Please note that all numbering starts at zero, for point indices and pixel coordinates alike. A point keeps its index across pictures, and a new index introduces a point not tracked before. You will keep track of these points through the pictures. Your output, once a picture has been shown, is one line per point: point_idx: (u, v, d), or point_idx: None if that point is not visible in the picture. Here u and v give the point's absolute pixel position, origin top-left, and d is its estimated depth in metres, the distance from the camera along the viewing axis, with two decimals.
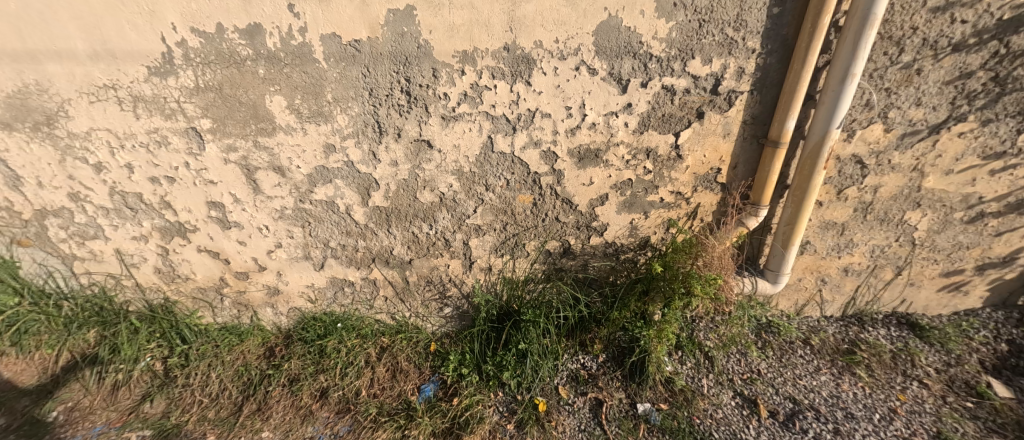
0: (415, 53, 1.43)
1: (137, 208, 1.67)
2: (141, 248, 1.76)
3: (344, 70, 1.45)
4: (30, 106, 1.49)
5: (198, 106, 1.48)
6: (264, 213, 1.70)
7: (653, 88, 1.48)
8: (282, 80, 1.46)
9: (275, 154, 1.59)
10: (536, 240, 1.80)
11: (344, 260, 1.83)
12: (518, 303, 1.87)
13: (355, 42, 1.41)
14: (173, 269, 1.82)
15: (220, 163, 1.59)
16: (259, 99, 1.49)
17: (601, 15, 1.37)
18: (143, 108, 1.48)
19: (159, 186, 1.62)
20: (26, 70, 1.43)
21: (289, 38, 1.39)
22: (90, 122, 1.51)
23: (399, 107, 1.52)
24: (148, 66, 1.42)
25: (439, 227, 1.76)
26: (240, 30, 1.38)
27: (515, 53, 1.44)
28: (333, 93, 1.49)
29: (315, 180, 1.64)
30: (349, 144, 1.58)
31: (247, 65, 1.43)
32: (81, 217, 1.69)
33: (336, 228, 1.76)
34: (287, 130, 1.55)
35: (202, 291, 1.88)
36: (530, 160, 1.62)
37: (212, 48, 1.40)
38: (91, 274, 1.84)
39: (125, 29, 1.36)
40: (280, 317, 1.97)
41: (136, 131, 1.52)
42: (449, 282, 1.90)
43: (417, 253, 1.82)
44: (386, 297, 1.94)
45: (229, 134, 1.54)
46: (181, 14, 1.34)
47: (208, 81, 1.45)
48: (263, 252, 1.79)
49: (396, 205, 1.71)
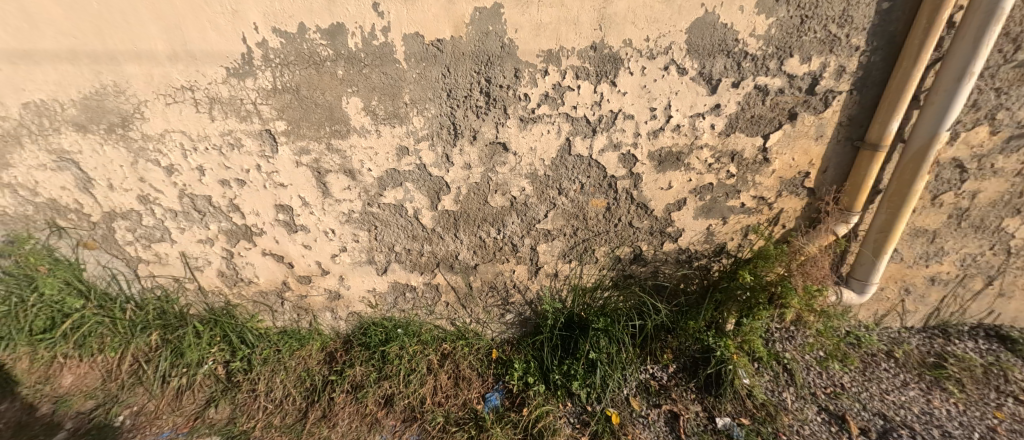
0: (498, 52, 1.38)
1: (205, 211, 1.65)
2: (206, 252, 1.74)
3: (423, 70, 1.41)
4: (106, 108, 1.45)
5: (274, 108, 1.46)
6: (332, 217, 1.67)
7: (745, 88, 1.41)
8: (361, 81, 1.42)
9: (347, 156, 1.55)
10: (607, 245, 1.73)
11: (408, 265, 1.79)
12: (585, 311, 1.82)
13: (437, 42, 1.37)
14: (235, 272, 1.79)
15: (291, 167, 1.57)
16: (335, 101, 1.45)
17: (697, 11, 1.30)
18: (219, 109, 1.46)
19: (228, 189, 1.60)
20: (104, 71, 1.40)
21: (372, 38, 1.36)
22: (165, 124, 1.48)
23: (476, 108, 1.47)
24: (227, 67, 1.39)
25: (507, 231, 1.71)
26: (322, 31, 1.35)
27: (602, 52, 1.37)
28: (411, 94, 1.45)
29: (386, 183, 1.61)
30: (423, 146, 1.54)
31: (327, 66, 1.40)
32: (149, 220, 1.66)
33: (401, 232, 1.71)
34: (362, 132, 1.51)
35: (263, 295, 1.86)
36: (608, 163, 1.56)
37: (293, 49, 1.37)
38: (155, 277, 1.81)
39: (207, 29, 1.34)
40: (338, 322, 1.93)
41: (211, 133, 1.49)
42: (513, 288, 1.84)
43: (483, 258, 1.77)
44: (447, 303, 1.88)
45: (303, 136, 1.51)
46: (264, 14, 1.32)
47: (286, 83, 1.42)
48: (328, 256, 1.76)
49: (465, 209, 1.66)
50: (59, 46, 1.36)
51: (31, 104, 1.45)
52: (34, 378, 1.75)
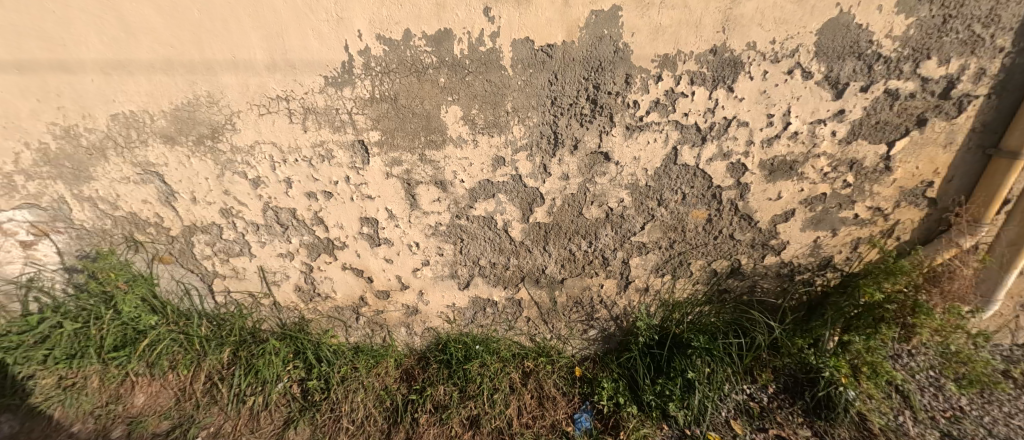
0: (611, 57, 1.30)
1: (288, 224, 1.59)
2: (285, 266, 1.68)
3: (530, 77, 1.34)
4: (197, 119, 1.40)
5: (369, 117, 1.40)
6: (418, 230, 1.60)
7: (873, 93, 1.32)
8: (462, 88, 1.36)
9: (440, 167, 1.48)
10: (704, 259, 1.63)
11: (491, 279, 1.71)
12: (678, 327, 1.71)
13: (547, 48, 1.29)
14: (313, 287, 1.73)
15: (381, 178, 1.50)
16: (434, 110, 1.39)
17: (831, 12, 1.21)
18: (313, 119, 1.41)
19: (314, 201, 1.54)
20: (199, 81, 1.34)
21: (478, 44, 1.29)
22: (256, 135, 1.43)
23: (581, 116, 1.39)
24: (325, 76, 1.34)
25: (599, 244, 1.62)
26: (427, 37, 1.29)
27: (722, 56, 1.29)
28: (514, 102, 1.38)
29: (477, 195, 1.54)
30: (520, 157, 1.46)
31: (429, 73, 1.34)
32: (230, 234, 1.60)
33: (487, 245, 1.64)
34: (458, 143, 1.44)
35: (339, 310, 1.79)
36: (715, 173, 1.46)
37: (396, 56, 1.31)
38: (230, 293, 1.75)
39: (309, 37, 1.29)
40: (413, 338, 1.86)
41: (302, 144, 1.44)
42: (599, 304, 1.75)
43: (570, 272, 1.68)
44: (529, 319, 1.80)
45: (397, 147, 1.45)
46: (370, 21, 1.27)
47: (384, 92, 1.37)
48: (409, 270, 1.69)
49: (557, 221, 1.58)
50: (153, 56, 1.30)
51: (120, 116, 1.39)
52: (105, 397, 1.71)
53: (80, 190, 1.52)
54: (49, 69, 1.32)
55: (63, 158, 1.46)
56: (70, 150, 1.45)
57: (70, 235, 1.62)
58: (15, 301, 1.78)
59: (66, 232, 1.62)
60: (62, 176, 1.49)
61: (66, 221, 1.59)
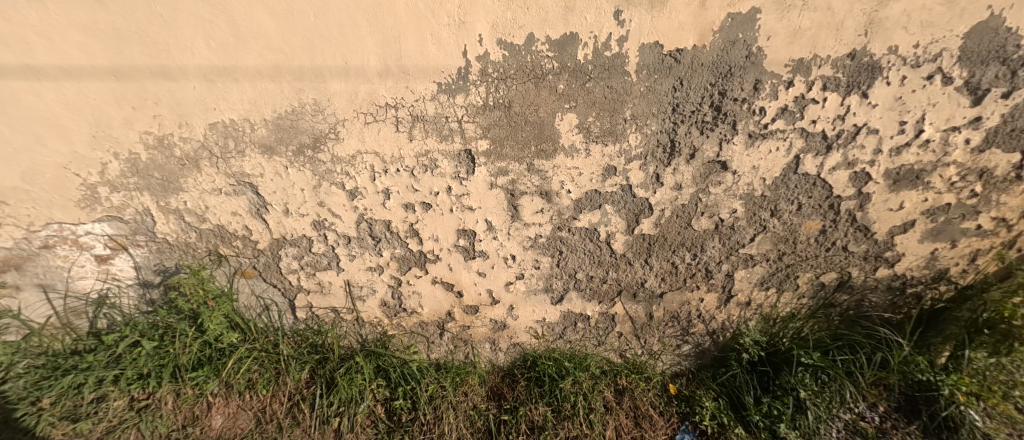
0: (742, 62, 1.24)
1: (381, 237, 1.52)
2: (373, 280, 1.61)
3: (654, 83, 1.27)
4: (299, 127, 1.34)
5: (479, 126, 1.34)
6: (516, 242, 1.54)
7: (1015, 99, 1.26)
8: (581, 95, 1.29)
9: (547, 177, 1.42)
10: (813, 271, 1.57)
11: (587, 293, 1.64)
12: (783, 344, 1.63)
13: (676, 52, 1.23)
14: (399, 302, 1.65)
15: (484, 189, 1.44)
16: (548, 118, 1.33)
17: (982, 14, 1.15)
18: (420, 128, 1.34)
19: (411, 213, 1.48)
20: (307, 88, 1.28)
21: (604, 49, 1.23)
22: (359, 145, 1.37)
23: (702, 124, 1.33)
24: (438, 83, 1.28)
25: (704, 257, 1.55)
26: (551, 42, 1.23)
27: (859, 61, 1.23)
28: (633, 109, 1.31)
29: (583, 206, 1.47)
30: (633, 166, 1.40)
31: (548, 80, 1.28)
32: (320, 247, 1.54)
33: (587, 258, 1.57)
34: (570, 152, 1.38)
35: (423, 326, 1.71)
36: (837, 182, 1.40)
37: (515, 62, 1.25)
38: (311, 308, 1.67)
39: (427, 42, 1.23)
40: (497, 354, 1.78)
41: (406, 154, 1.38)
42: (697, 318, 1.68)
43: (670, 286, 1.61)
44: (621, 334, 1.72)
45: (504, 156, 1.39)
46: (492, 25, 1.21)
47: (499, 99, 1.30)
48: (502, 284, 1.62)
49: (663, 233, 1.51)
50: (261, 62, 1.24)
51: (219, 124, 1.32)
52: (180, 419, 1.62)
53: (167, 201, 1.43)
54: (148, 75, 1.25)
55: (152, 169, 1.38)
56: (161, 160, 1.37)
57: (151, 249, 1.53)
58: (83, 318, 1.67)
59: (146, 245, 1.52)
60: (149, 187, 1.41)
61: (148, 234, 1.50)
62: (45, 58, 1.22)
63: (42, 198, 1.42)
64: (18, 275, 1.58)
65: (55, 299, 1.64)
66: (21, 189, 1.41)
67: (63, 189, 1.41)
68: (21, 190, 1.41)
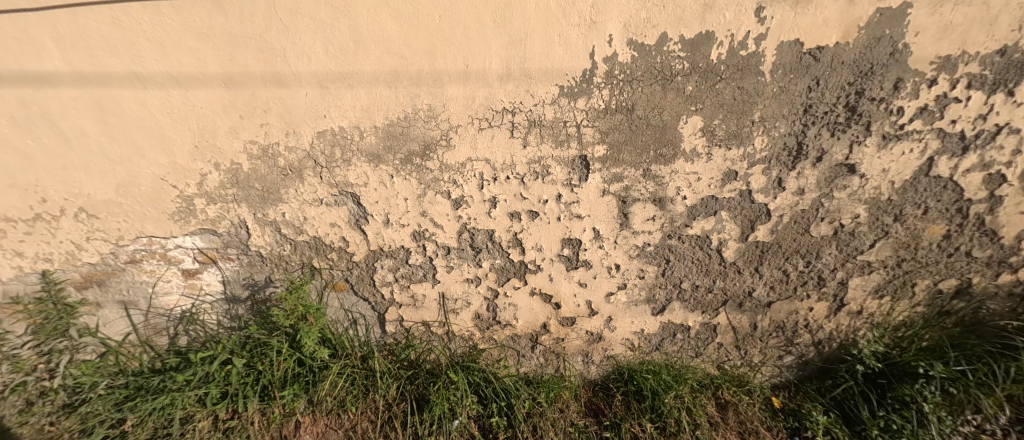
0: (884, 60, 1.18)
1: (482, 247, 1.46)
2: (468, 292, 1.54)
3: (788, 83, 1.21)
4: (410, 135, 1.28)
5: (598, 130, 1.28)
6: (622, 251, 1.47)
7: None
8: (709, 97, 1.23)
9: (663, 183, 1.35)
10: (931, 278, 1.50)
11: (690, 304, 1.56)
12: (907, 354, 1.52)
13: (816, 50, 1.17)
14: (493, 315, 1.58)
15: (596, 196, 1.37)
16: (672, 121, 1.26)
17: None
18: (536, 134, 1.28)
19: (517, 222, 1.41)
20: (422, 94, 1.23)
21: (740, 48, 1.17)
22: (470, 152, 1.31)
23: (834, 125, 1.27)
24: (561, 86, 1.22)
25: (819, 264, 1.49)
26: (684, 41, 1.17)
27: (1010, 57, 1.17)
28: (763, 111, 1.25)
29: (697, 212, 1.40)
30: (756, 170, 1.33)
31: (676, 81, 1.21)
32: (418, 258, 1.47)
33: (694, 267, 1.50)
34: (690, 157, 1.31)
35: (515, 338, 1.64)
36: (969, 185, 1.34)
37: (644, 63, 1.19)
38: (401, 322, 1.60)
39: (553, 44, 1.17)
40: (588, 367, 1.70)
41: (518, 161, 1.32)
42: (803, 328, 1.61)
43: (780, 295, 1.54)
44: (721, 345, 1.65)
45: (620, 162, 1.32)
46: (624, 24, 1.15)
47: (622, 102, 1.24)
48: (602, 295, 1.55)
49: (778, 240, 1.45)
50: (379, 67, 1.20)
51: (328, 133, 1.28)
52: None
53: (265, 213, 1.38)
54: (260, 82, 1.20)
55: (253, 180, 1.33)
56: (263, 170, 1.32)
57: (242, 262, 1.47)
58: (164, 334, 1.60)
59: (237, 259, 1.46)
60: (248, 198, 1.36)
61: (240, 247, 1.44)
62: (154, 66, 1.17)
63: (136, 211, 1.36)
64: (100, 291, 1.50)
65: (136, 315, 1.56)
66: (114, 202, 1.34)
67: (159, 201, 1.34)
68: (113, 203, 1.34)
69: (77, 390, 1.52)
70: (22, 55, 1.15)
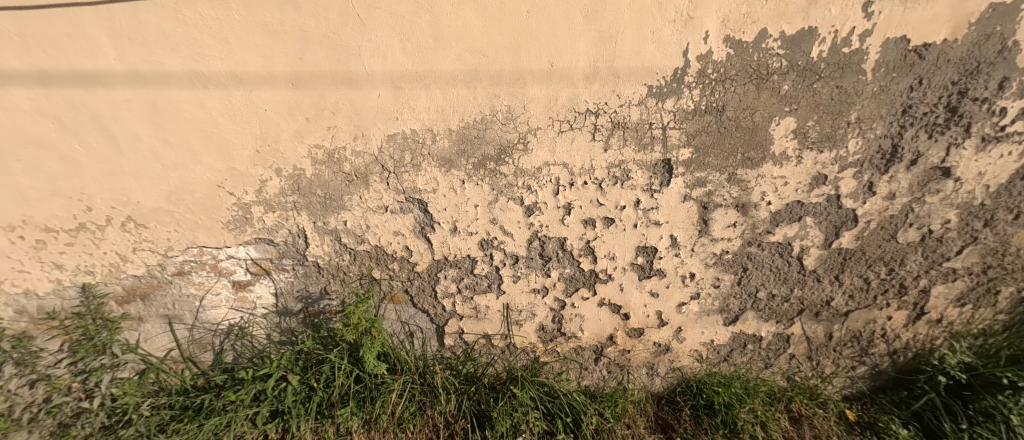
0: (991, 58, 1.13)
1: (552, 256, 1.38)
2: (534, 303, 1.46)
3: (890, 82, 1.15)
4: (485, 138, 1.21)
5: (685, 133, 1.21)
6: (699, 259, 1.39)
7: None
8: (805, 97, 1.17)
9: (748, 188, 1.28)
10: (1016, 285, 1.45)
11: (765, 313, 1.50)
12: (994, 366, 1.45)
13: (922, 48, 1.11)
14: (558, 327, 1.50)
15: (677, 202, 1.30)
16: (763, 122, 1.20)
17: None
18: (619, 136, 1.21)
19: (591, 229, 1.34)
20: (502, 94, 1.16)
21: (843, 45, 1.11)
22: (548, 156, 1.23)
23: (932, 127, 1.21)
24: (650, 86, 1.15)
25: (902, 271, 1.43)
26: (785, 38, 1.10)
27: None
28: (860, 112, 1.19)
29: (781, 218, 1.33)
30: (846, 174, 1.27)
31: (772, 80, 1.15)
32: (484, 268, 1.39)
33: (772, 275, 1.43)
34: (779, 160, 1.24)
35: (578, 351, 1.56)
36: None
37: (740, 61, 1.12)
38: (461, 334, 1.52)
39: (646, 41, 1.10)
40: (653, 379, 1.62)
41: (598, 165, 1.25)
42: (879, 338, 1.55)
43: (858, 303, 1.48)
44: (792, 355, 1.58)
45: (705, 166, 1.25)
46: (723, 20, 1.08)
47: (712, 103, 1.17)
48: (674, 305, 1.48)
49: (862, 247, 1.38)
50: (459, 66, 1.12)
51: (398, 136, 1.20)
52: None
53: (326, 221, 1.30)
54: (331, 83, 1.13)
55: (316, 186, 1.26)
56: (327, 176, 1.24)
57: (297, 273, 1.39)
58: (208, 350, 1.51)
59: (292, 269, 1.38)
60: (309, 206, 1.28)
61: (296, 257, 1.36)
62: (217, 65, 1.09)
63: (188, 220, 1.27)
64: (143, 306, 1.41)
65: (180, 330, 1.46)
66: (164, 210, 1.25)
67: (213, 209, 1.26)
68: (163, 211, 1.25)
69: (118, 411, 1.41)
70: (73, 52, 1.06)
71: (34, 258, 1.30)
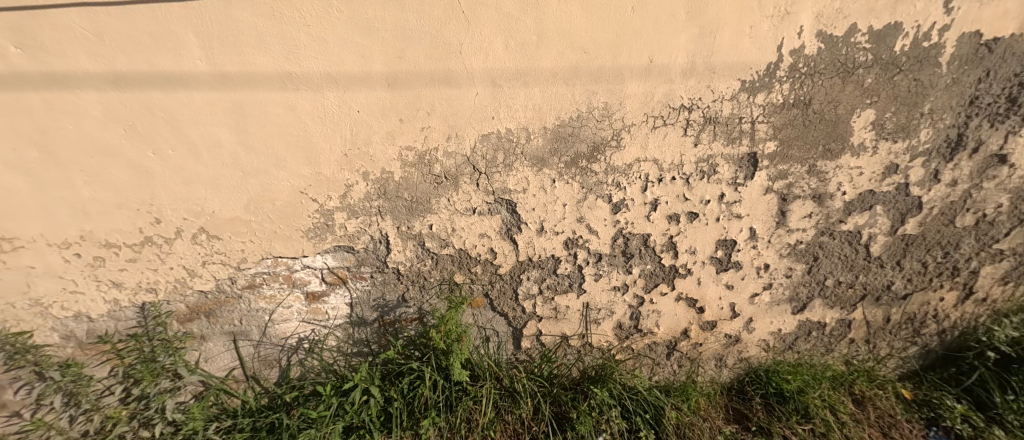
0: None
1: (634, 252, 1.38)
2: (613, 301, 1.46)
3: (961, 74, 1.22)
4: (579, 135, 1.20)
5: (772, 126, 1.23)
6: (774, 250, 1.43)
7: None
8: (886, 90, 1.21)
9: (826, 179, 1.32)
10: None
11: (830, 300, 1.55)
12: None
13: (992, 42, 1.19)
14: (635, 323, 1.51)
15: (759, 194, 1.32)
16: (845, 115, 1.24)
17: None
18: (710, 131, 1.22)
19: (675, 225, 1.35)
20: (600, 91, 1.15)
21: (923, 39, 1.16)
22: (640, 152, 1.23)
23: (995, 116, 1.29)
24: (743, 81, 1.17)
25: (956, 254, 1.51)
26: (872, 33, 1.14)
27: None
28: (933, 103, 1.25)
29: (854, 207, 1.38)
30: (916, 163, 1.33)
31: (857, 74, 1.19)
32: (567, 267, 1.38)
33: (841, 263, 1.48)
34: (857, 151, 1.29)
35: (652, 346, 1.57)
36: None
37: (830, 56, 1.16)
38: (538, 336, 1.50)
39: (743, 36, 1.12)
40: (721, 371, 1.65)
41: (687, 160, 1.26)
42: (930, 318, 1.63)
43: (915, 286, 1.55)
44: (852, 340, 1.64)
45: (788, 159, 1.28)
46: (817, 16, 1.11)
47: (801, 96, 1.20)
48: (747, 297, 1.50)
49: (923, 232, 1.45)
50: (560, 63, 1.10)
51: (493, 136, 1.17)
52: None
53: (410, 225, 1.26)
54: (429, 82, 1.09)
55: (403, 189, 1.21)
56: (417, 179, 1.20)
57: (374, 282, 1.33)
58: (274, 366, 1.43)
59: (370, 278, 1.33)
60: (394, 210, 1.23)
61: (376, 265, 1.31)
62: (312, 64, 1.03)
63: (265, 230, 1.20)
64: (207, 323, 1.32)
65: (246, 347, 1.38)
66: (240, 220, 1.17)
67: (293, 217, 1.19)
68: (240, 221, 1.18)
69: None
70: (155, 53, 0.97)
71: (89, 278, 1.19)
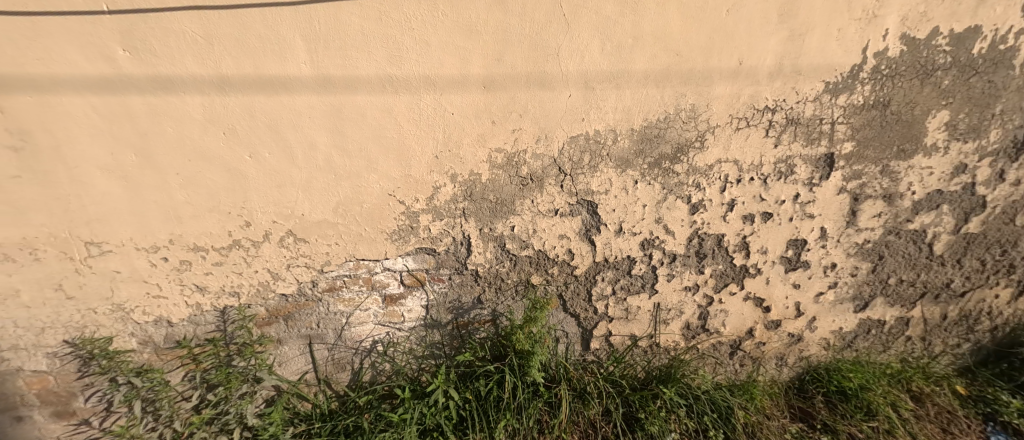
0: None
1: (708, 253, 1.39)
2: (683, 301, 1.47)
3: None
4: (665, 137, 1.21)
5: (851, 127, 1.25)
6: (842, 249, 1.44)
7: None
8: (961, 92, 1.24)
9: (898, 179, 1.35)
10: None
11: (891, 298, 1.57)
12: None
13: None
14: (702, 323, 1.52)
15: (832, 194, 1.34)
16: (921, 115, 1.26)
17: None
18: (791, 132, 1.24)
19: (749, 225, 1.36)
20: (688, 93, 1.17)
21: (1000, 42, 1.19)
22: (722, 153, 1.25)
23: None
24: (827, 82, 1.19)
25: (1014, 253, 1.53)
26: (953, 36, 1.17)
27: None
28: (1004, 104, 1.28)
29: (922, 207, 1.40)
30: (983, 163, 1.35)
31: (935, 76, 1.21)
32: (642, 268, 1.39)
33: (904, 261, 1.50)
34: (929, 151, 1.31)
35: (717, 346, 1.58)
36: None
37: (911, 58, 1.18)
38: (607, 337, 1.50)
39: (830, 39, 1.14)
40: (781, 370, 1.66)
41: (766, 161, 1.27)
42: (985, 316, 1.65)
43: (972, 284, 1.58)
44: (909, 338, 1.66)
45: (863, 159, 1.31)
46: (902, 19, 1.13)
47: (880, 98, 1.22)
48: (812, 296, 1.52)
49: (985, 230, 1.48)
50: (653, 65, 1.12)
51: (581, 138, 1.18)
52: None
53: (493, 227, 1.26)
54: (524, 85, 1.10)
55: (489, 192, 1.21)
56: (503, 181, 1.21)
57: (452, 284, 1.33)
58: (345, 370, 1.41)
59: (448, 280, 1.32)
60: (479, 212, 1.23)
61: (455, 267, 1.30)
62: (412, 68, 1.04)
63: (352, 232, 1.20)
64: (285, 327, 1.30)
65: (320, 351, 1.36)
66: (328, 223, 1.18)
67: (379, 219, 1.19)
68: (327, 224, 1.18)
69: None
70: (263, 56, 0.98)
71: (174, 282, 1.18)
